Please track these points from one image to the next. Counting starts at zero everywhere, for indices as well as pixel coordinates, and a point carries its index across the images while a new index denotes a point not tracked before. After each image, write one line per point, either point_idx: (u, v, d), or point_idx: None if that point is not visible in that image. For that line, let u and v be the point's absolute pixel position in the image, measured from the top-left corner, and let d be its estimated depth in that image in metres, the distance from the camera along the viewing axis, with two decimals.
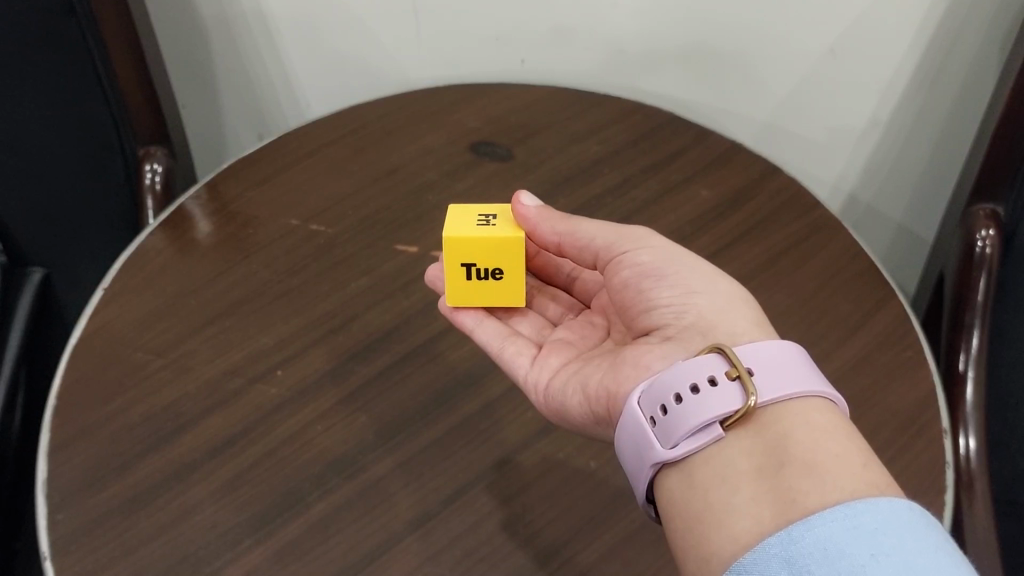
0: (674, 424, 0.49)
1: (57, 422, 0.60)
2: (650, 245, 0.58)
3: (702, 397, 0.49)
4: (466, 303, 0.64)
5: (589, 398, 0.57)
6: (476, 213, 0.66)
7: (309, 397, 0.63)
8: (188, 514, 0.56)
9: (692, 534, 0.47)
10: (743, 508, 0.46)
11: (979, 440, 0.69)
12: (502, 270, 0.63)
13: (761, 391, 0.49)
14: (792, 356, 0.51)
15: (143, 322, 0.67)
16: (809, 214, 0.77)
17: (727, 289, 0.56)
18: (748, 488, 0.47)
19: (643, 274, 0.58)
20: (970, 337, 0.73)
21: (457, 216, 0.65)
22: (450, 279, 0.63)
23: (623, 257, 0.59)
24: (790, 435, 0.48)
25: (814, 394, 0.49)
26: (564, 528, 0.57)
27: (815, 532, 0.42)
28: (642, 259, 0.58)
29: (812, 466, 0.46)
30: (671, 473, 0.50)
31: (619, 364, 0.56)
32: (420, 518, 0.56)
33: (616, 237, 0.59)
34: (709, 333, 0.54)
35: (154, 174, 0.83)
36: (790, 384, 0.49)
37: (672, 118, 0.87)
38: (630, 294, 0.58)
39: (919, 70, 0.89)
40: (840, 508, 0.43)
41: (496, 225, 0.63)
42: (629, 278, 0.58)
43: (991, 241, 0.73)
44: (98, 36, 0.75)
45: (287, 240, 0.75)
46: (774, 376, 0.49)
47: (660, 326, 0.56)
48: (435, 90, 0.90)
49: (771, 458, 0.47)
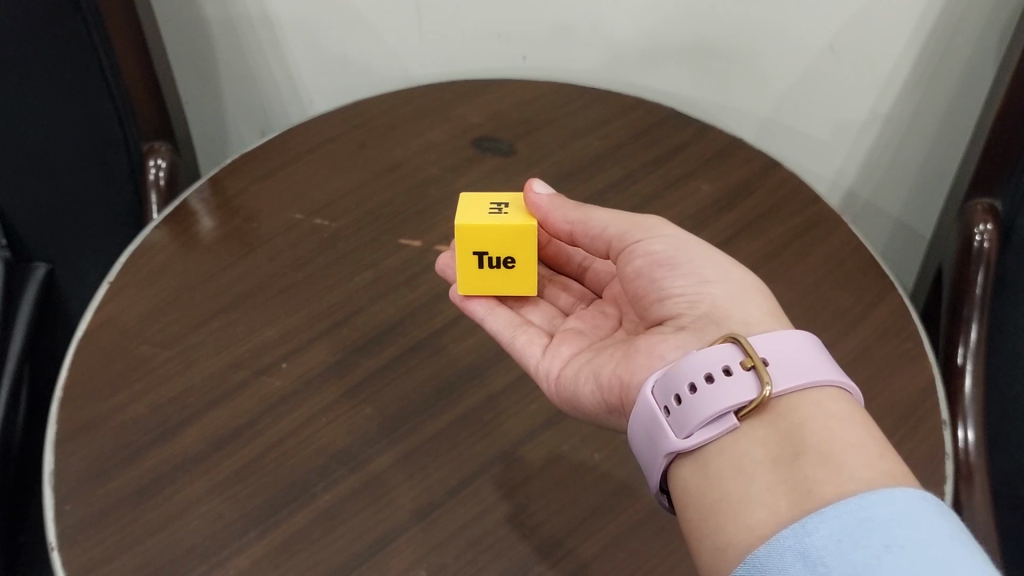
0: (689, 414, 0.50)
1: (64, 414, 0.61)
2: (663, 235, 0.59)
3: (717, 386, 0.49)
4: (476, 291, 0.65)
5: (601, 387, 0.58)
6: (488, 202, 0.66)
7: (315, 389, 0.64)
8: (196, 505, 0.56)
9: (707, 525, 0.48)
10: (758, 498, 0.46)
11: (978, 433, 0.69)
12: (514, 258, 0.64)
13: (777, 381, 0.49)
14: (807, 347, 0.51)
15: (149, 315, 0.68)
16: (809, 208, 0.78)
17: (741, 280, 0.57)
18: (763, 478, 0.47)
19: (656, 264, 0.58)
20: (969, 331, 0.73)
21: (468, 205, 0.65)
22: (462, 267, 0.64)
23: (636, 246, 0.59)
24: (805, 425, 0.48)
25: (828, 383, 0.50)
26: (569, 518, 0.57)
27: (828, 525, 0.42)
28: (654, 248, 0.58)
29: (827, 456, 0.46)
30: (686, 462, 0.50)
31: (632, 354, 0.57)
32: (426, 507, 0.57)
33: (628, 226, 0.60)
34: (723, 322, 0.54)
35: (158, 169, 0.83)
36: (804, 374, 0.50)
37: (673, 114, 0.87)
38: (642, 284, 0.59)
39: (919, 66, 0.90)
40: (854, 499, 0.43)
41: (508, 214, 0.64)
42: (641, 267, 0.59)
43: (989, 235, 0.74)
44: (103, 31, 0.76)
45: (291, 234, 0.75)
46: (789, 367, 0.50)
47: (673, 315, 0.57)
48: (438, 86, 0.90)
49: (787, 449, 0.47)
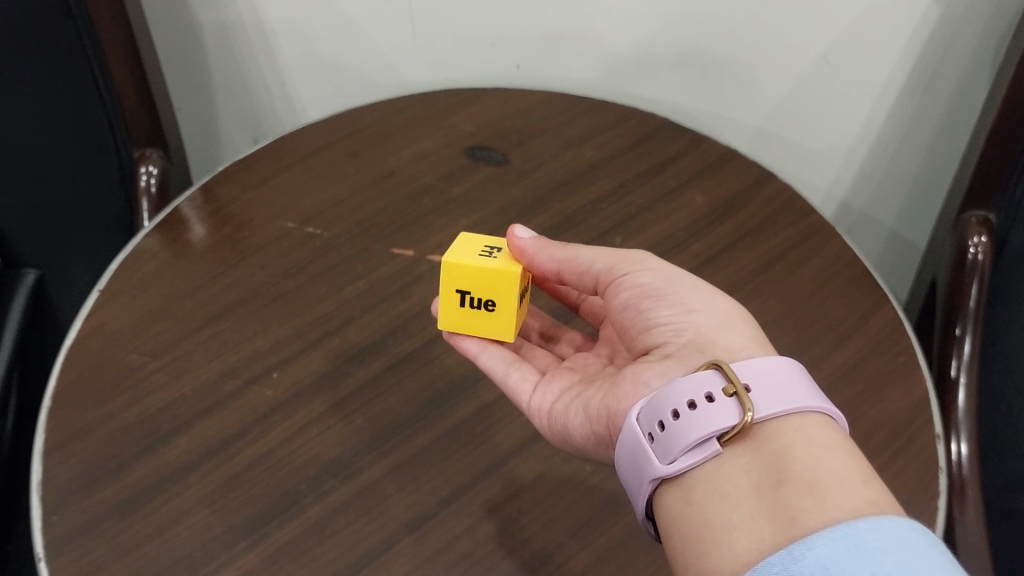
0: (672, 440, 0.49)
1: (53, 423, 0.60)
2: (650, 267, 0.58)
3: (700, 412, 0.49)
4: (455, 328, 0.63)
5: (590, 419, 0.57)
6: (483, 243, 0.64)
7: (305, 400, 0.63)
8: (183, 517, 0.56)
9: (691, 552, 0.47)
10: (743, 526, 0.46)
11: (971, 447, 0.69)
12: (494, 301, 0.61)
13: (760, 406, 0.49)
14: (789, 372, 0.51)
15: (139, 323, 0.67)
16: (804, 219, 0.77)
17: (725, 308, 0.56)
18: (747, 504, 0.47)
19: (643, 295, 0.58)
20: (962, 344, 0.73)
21: (466, 243, 0.64)
22: (443, 302, 0.62)
23: (623, 278, 0.58)
24: (790, 451, 0.48)
25: (812, 410, 0.50)
26: (560, 532, 0.57)
27: (816, 551, 0.42)
28: (642, 281, 0.58)
29: (811, 484, 0.46)
30: (670, 489, 0.50)
31: (619, 382, 0.56)
32: (416, 520, 0.56)
33: (614, 260, 0.59)
34: (708, 350, 0.54)
35: (149, 176, 0.83)
36: (786, 400, 0.49)
37: (667, 125, 0.87)
38: (630, 316, 0.58)
39: (911, 79, 0.90)
40: (841, 527, 0.43)
41: (497, 257, 0.62)
42: (628, 299, 0.58)
43: (984, 248, 0.74)
44: (94, 37, 0.76)
45: (283, 242, 0.75)
46: (772, 390, 0.50)
47: (658, 345, 0.56)
48: (431, 95, 0.90)
49: (771, 476, 0.47)
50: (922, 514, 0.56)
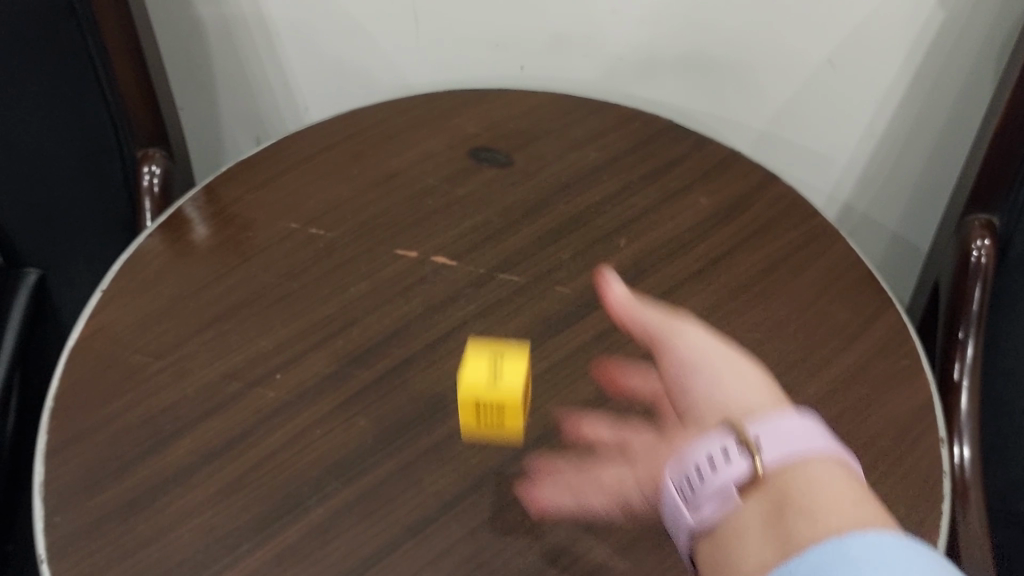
0: (696, 498, 0.46)
1: (56, 424, 0.60)
2: (699, 337, 0.54)
3: (720, 470, 0.46)
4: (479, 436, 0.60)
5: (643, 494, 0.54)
6: (490, 355, 0.58)
7: (308, 401, 0.63)
8: (186, 518, 0.55)
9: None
10: (748, 560, 0.43)
11: (974, 450, 0.69)
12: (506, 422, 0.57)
13: (765, 453, 0.46)
14: (805, 425, 0.47)
15: (142, 324, 0.67)
16: (808, 222, 0.77)
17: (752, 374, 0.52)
18: (755, 538, 0.44)
19: (687, 369, 0.53)
20: (965, 348, 0.73)
21: (478, 351, 0.58)
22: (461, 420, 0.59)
23: (666, 349, 0.53)
24: (796, 483, 0.45)
25: (827, 453, 0.46)
26: (564, 533, 0.56)
27: (805, 562, 0.40)
28: (688, 355, 0.53)
29: (811, 507, 0.43)
30: (702, 546, 0.47)
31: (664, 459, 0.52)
32: (420, 522, 0.56)
33: (661, 330, 0.54)
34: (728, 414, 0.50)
35: (151, 176, 0.82)
36: (795, 447, 0.46)
37: (670, 126, 0.87)
38: (672, 388, 0.53)
39: (915, 81, 0.90)
40: (833, 543, 0.40)
41: (502, 365, 0.57)
42: (673, 374, 0.53)
43: (987, 251, 0.74)
44: (97, 37, 0.76)
45: (286, 243, 0.74)
46: (777, 437, 0.46)
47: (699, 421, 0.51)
48: (435, 97, 0.90)
49: (776, 505, 0.44)
50: (928, 517, 0.56)
